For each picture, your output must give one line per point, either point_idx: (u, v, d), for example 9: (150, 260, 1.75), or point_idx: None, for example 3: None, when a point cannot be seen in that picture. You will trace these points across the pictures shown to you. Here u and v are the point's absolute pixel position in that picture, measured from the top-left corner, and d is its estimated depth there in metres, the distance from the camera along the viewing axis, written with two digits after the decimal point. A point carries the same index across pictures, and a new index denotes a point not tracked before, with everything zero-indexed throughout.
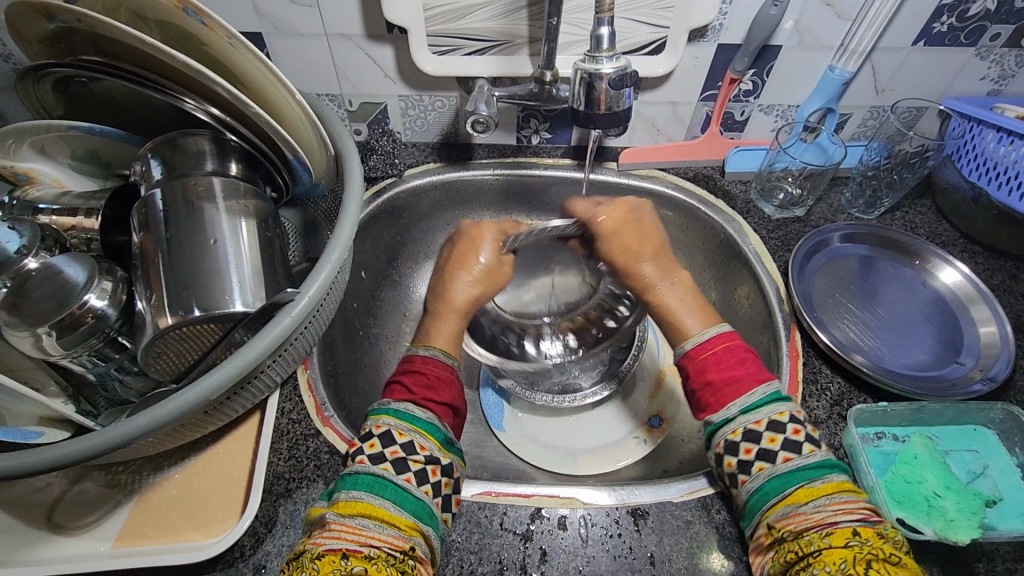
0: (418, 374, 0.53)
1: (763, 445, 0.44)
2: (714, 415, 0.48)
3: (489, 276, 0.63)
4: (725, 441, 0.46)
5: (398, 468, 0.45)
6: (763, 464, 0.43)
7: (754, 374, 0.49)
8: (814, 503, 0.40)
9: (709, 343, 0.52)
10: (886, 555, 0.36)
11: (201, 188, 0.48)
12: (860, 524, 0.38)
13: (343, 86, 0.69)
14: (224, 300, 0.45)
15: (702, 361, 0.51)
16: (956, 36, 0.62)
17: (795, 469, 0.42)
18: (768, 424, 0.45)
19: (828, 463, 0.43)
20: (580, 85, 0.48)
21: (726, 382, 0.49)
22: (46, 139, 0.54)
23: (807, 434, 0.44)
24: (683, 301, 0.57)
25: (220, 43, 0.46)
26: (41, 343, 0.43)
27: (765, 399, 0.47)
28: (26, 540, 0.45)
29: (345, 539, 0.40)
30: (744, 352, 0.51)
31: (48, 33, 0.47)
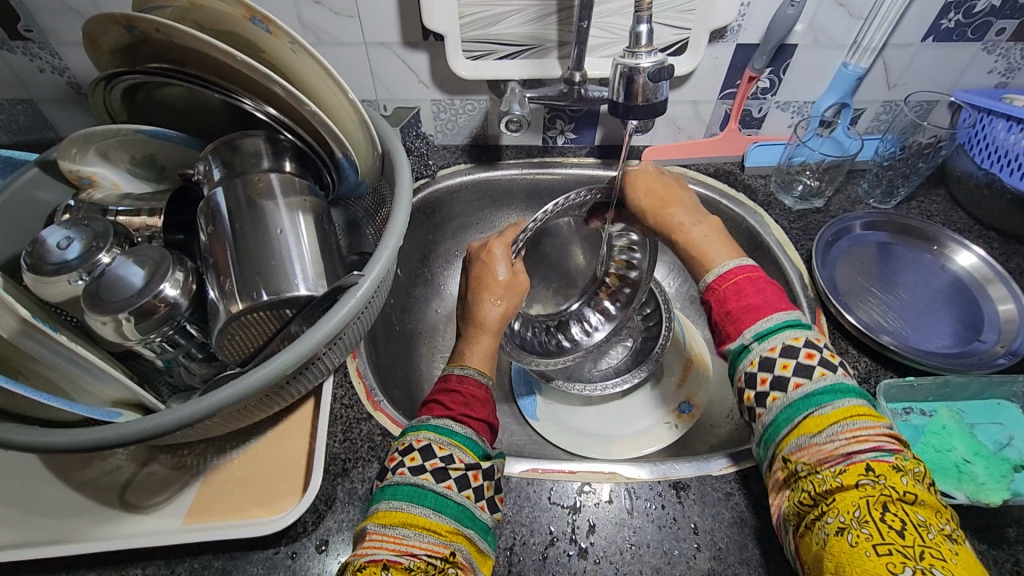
0: (453, 393, 0.50)
1: (776, 372, 0.43)
2: (732, 342, 0.46)
3: (512, 287, 0.59)
4: (746, 373, 0.45)
5: (438, 476, 0.43)
6: (778, 395, 0.42)
7: (774, 302, 0.46)
8: (828, 432, 0.39)
9: (730, 273, 0.49)
10: (903, 495, 0.36)
11: (262, 186, 0.51)
12: (874, 458, 0.38)
13: (379, 92, 0.73)
14: (289, 286, 0.48)
15: (724, 291, 0.49)
16: (964, 31, 0.65)
17: (805, 396, 0.41)
18: (781, 350, 0.43)
19: (843, 386, 0.41)
20: (621, 80, 0.51)
21: (746, 311, 0.47)
22: (110, 145, 0.57)
23: (822, 358, 0.42)
24: (705, 236, 0.54)
25: (281, 48, 0.49)
26: (120, 329, 0.46)
27: (781, 325, 0.45)
28: (101, 518, 0.48)
29: (386, 549, 0.40)
30: (767, 282, 0.48)
31: (121, 43, 0.51)
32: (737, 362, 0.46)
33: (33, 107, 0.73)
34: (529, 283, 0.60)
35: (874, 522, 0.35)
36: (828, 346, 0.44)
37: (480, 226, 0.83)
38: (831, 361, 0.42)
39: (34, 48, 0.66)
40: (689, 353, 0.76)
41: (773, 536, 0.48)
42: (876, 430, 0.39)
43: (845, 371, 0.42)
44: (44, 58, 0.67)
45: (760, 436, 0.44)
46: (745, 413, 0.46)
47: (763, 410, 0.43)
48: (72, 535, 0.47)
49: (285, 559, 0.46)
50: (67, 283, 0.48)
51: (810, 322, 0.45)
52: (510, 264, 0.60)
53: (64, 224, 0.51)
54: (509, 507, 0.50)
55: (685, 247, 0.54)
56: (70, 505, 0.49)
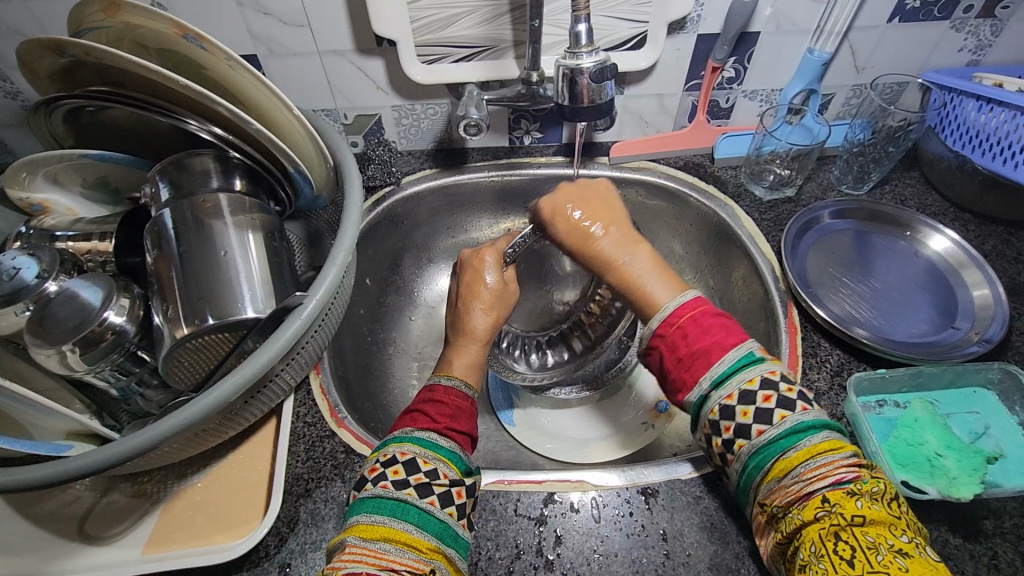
0: (440, 404, 0.48)
1: (738, 420, 0.41)
2: (689, 394, 0.44)
3: (503, 297, 0.58)
4: (708, 422, 0.43)
5: (421, 492, 0.42)
6: (743, 441, 0.41)
7: (724, 340, 0.44)
8: (791, 474, 0.38)
9: (677, 314, 0.46)
10: (853, 521, 0.35)
11: (209, 206, 0.50)
12: (829, 489, 0.36)
13: (337, 100, 0.71)
14: (237, 308, 0.47)
15: (671, 337, 0.46)
16: (930, 10, 0.63)
17: (768, 443, 0.40)
18: (739, 397, 0.42)
19: (802, 425, 0.39)
20: (564, 81, 0.49)
21: (697, 357, 0.44)
22: (58, 169, 0.56)
23: (779, 398, 0.41)
24: (648, 272, 0.51)
25: (218, 65, 0.48)
26: (66, 360, 0.46)
27: (735, 366, 0.43)
28: (61, 552, 0.47)
29: (365, 563, 0.38)
30: (716, 317, 0.46)
31: (58, 66, 0.50)
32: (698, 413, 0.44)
33: None
34: (518, 292, 0.59)
35: (829, 556, 0.34)
36: (784, 379, 0.42)
37: (451, 230, 0.82)
38: (789, 399, 0.41)
39: None
40: None
41: (744, 538, 0.47)
42: (834, 459, 0.37)
43: (804, 406, 0.40)
44: None
45: (738, 483, 0.42)
46: (716, 456, 0.44)
47: (734, 457, 0.42)
48: (32, 570, 0.46)
49: None
50: (14, 314, 0.47)
51: (761, 354, 0.43)
52: (501, 270, 0.59)
53: (16, 251, 0.51)
54: (475, 521, 0.49)
55: (624, 284, 0.52)
56: (27, 539, 0.48)
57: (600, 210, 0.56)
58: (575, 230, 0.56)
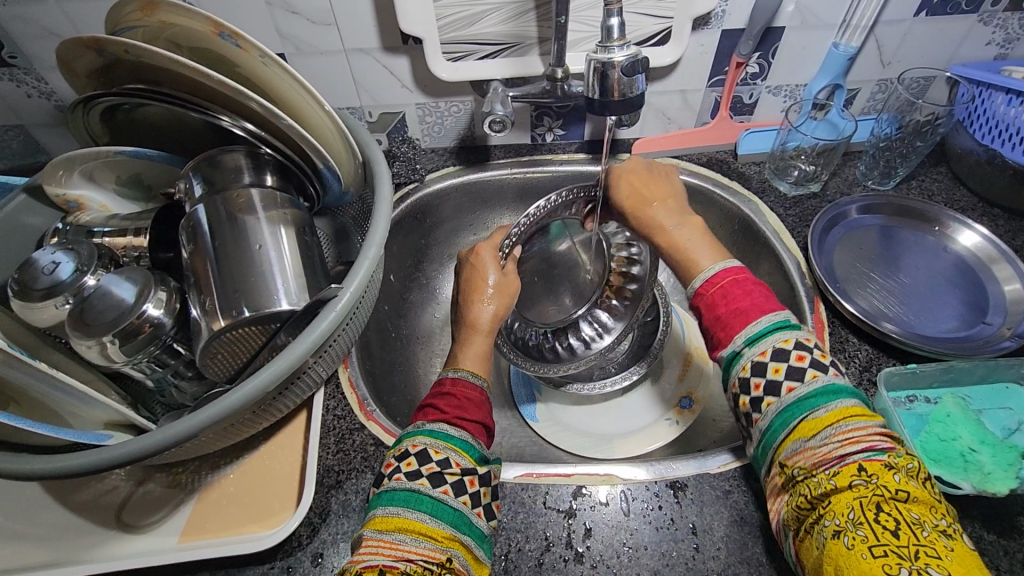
0: (448, 396, 0.49)
1: (769, 377, 0.42)
2: (724, 350, 0.45)
3: (504, 290, 0.59)
4: (739, 379, 0.43)
5: (434, 481, 0.43)
6: (772, 399, 0.41)
7: (762, 304, 0.45)
8: (822, 435, 0.38)
9: (718, 276, 0.48)
10: (896, 494, 0.35)
11: (242, 201, 0.51)
12: (867, 458, 0.36)
13: (363, 98, 0.72)
14: (271, 301, 0.47)
15: (712, 295, 0.47)
16: (958, 3, 0.63)
17: (798, 400, 0.40)
18: (773, 354, 0.42)
19: (834, 387, 0.40)
20: (594, 75, 0.50)
21: (735, 315, 0.45)
22: (94, 166, 0.57)
23: (813, 359, 0.41)
24: (689, 238, 0.53)
25: (253, 63, 0.49)
26: (106, 351, 0.47)
27: (770, 327, 0.44)
28: (99, 539, 0.48)
29: (382, 554, 0.39)
30: (757, 283, 0.47)
31: (95, 65, 0.51)
32: (729, 370, 0.45)
33: (24, 132, 0.73)
34: (519, 284, 0.60)
35: (870, 525, 0.34)
36: (818, 346, 0.43)
37: (473, 227, 0.82)
38: (822, 362, 0.41)
39: (19, 74, 0.66)
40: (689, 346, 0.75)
41: (774, 533, 0.47)
42: (869, 427, 0.37)
43: (836, 371, 0.41)
44: (30, 83, 0.67)
45: (757, 443, 0.43)
46: (741, 417, 0.44)
47: (759, 415, 0.42)
48: (73, 557, 0.47)
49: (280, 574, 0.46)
50: (54, 307, 0.48)
51: (798, 322, 0.44)
52: (500, 265, 0.60)
53: (55, 246, 0.52)
54: (504, 514, 0.50)
55: (668, 248, 0.54)
56: (66, 527, 0.49)
57: (655, 184, 0.59)
58: (633, 197, 0.58)
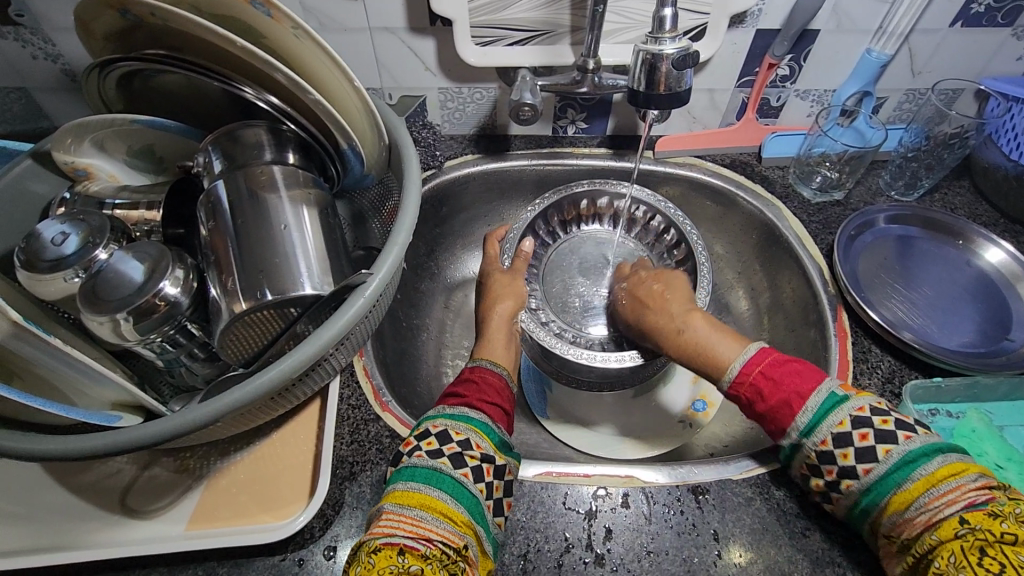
0: (469, 383, 0.52)
1: (839, 463, 0.42)
2: (783, 441, 0.45)
3: (515, 290, 0.64)
4: (806, 465, 0.44)
5: (455, 463, 0.43)
6: (850, 481, 0.41)
7: (801, 387, 0.44)
8: (915, 505, 0.38)
9: (745, 370, 0.47)
10: (1003, 539, 0.34)
11: (265, 178, 0.49)
12: (966, 509, 0.36)
13: (384, 79, 0.70)
14: (295, 284, 0.46)
15: (748, 395, 0.47)
16: (996, 16, 0.62)
17: (880, 479, 0.40)
18: (834, 442, 0.42)
19: (910, 454, 0.39)
20: (643, 67, 0.50)
21: (780, 408, 0.45)
22: (106, 135, 0.55)
23: (877, 433, 0.41)
24: (708, 331, 0.52)
25: (283, 34, 0.47)
26: (118, 329, 0.45)
27: (820, 412, 0.43)
28: (102, 524, 0.46)
29: (402, 530, 0.37)
30: (787, 363, 0.46)
31: (115, 28, 0.49)
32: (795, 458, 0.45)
33: (26, 96, 0.70)
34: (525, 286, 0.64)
35: (972, 568, 0.34)
36: (875, 412, 0.42)
37: (488, 219, 0.81)
38: (887, 431, 0.41)
39: (26, 33, 0.63)
40: None
41: (798, 542, 0.47)
42: (961, 482, 0.37)
43: (907, 433, 0.41)
44: (36, 44, 0.64)
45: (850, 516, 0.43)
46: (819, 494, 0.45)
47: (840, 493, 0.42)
48: (75, 542, 0.45)
49: (293, 566, 0.45)
50: (63, 280, 0.46)
51: (844, 393, 0.43)
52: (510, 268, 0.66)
53: (63, 217, 0.49)
54: (522, 513, 0.49)
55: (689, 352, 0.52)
56: (68, 509, 0.47)
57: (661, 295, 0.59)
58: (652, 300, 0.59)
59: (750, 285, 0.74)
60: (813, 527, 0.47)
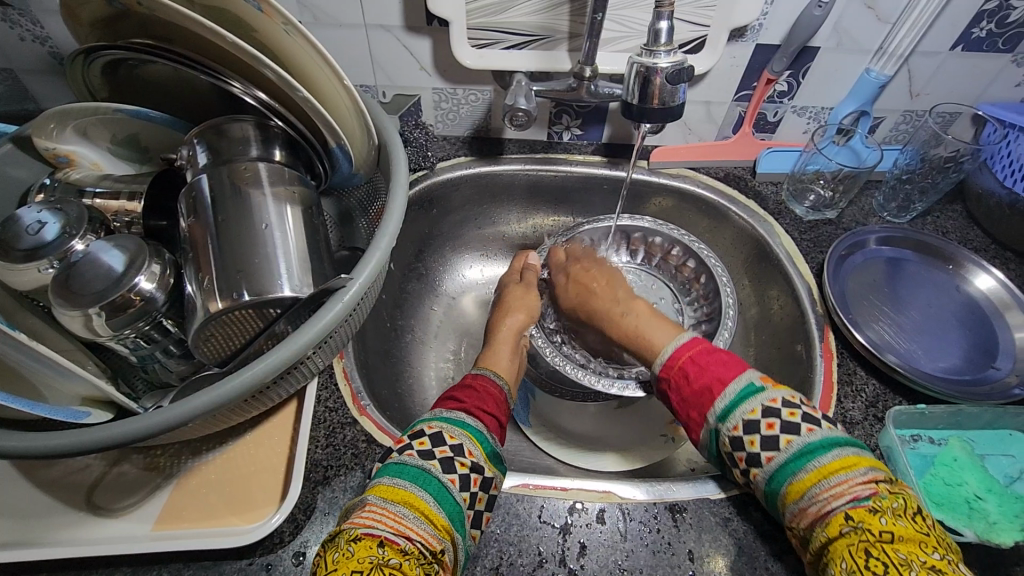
0: (469, 389, 0.51)
1: (747, 449, 0.43)
2: (702, 429, 0.47)
3: (529, 302, 0.65)
4: (725, 453, 0.45)
5: (444, 466, 0.42)
6: (757, 470, 0.43)
7: (723, 374, 0.47)
8: (808, 495, 0.39)
9: (675, 355, 0.51)
10: (882, 536, 0.35)
11: (249, 174, 0.48)
12: (851, 506, 0.37)
13: (378, 76, 0.69)
14: (274, 285, 0.45)
15: (674, 378, 0.50)
16: (995, 42, 0.62)
17: (779, 467, 0.41)
18: (744, 427, 0.44)
19: (809, 447, 0.41)
20: (637, 78, 0.49)
21: (699, 393, 0.48)
22: (90, 122, 0.54)
23: (783, 424, 0.43)
24: (647, 322, 0.57)
25: (274, 29, 0.45)
26: (90, 323, 0.44)
27: (736, 399, 0.45)
28: (66, 521, 0.45)
29: (385, 524, 0.37)
30: (715, 352, 0.49)
31: (101, 14, 0.48)
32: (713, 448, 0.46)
33: (12, 77, 0.69)
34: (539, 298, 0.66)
35: (858, 568, 0.35)
36: (787, 403, 0.44)
37: (479, 222, 0.80)
38: (792, 422, 0.42)
39: (12, 14, 0.61)
40: None
41: (773, 566, 0.46)
42: (849, 477, 0.39)
43: (811, 426, 0.42)
44: (24, 26, 0.63)
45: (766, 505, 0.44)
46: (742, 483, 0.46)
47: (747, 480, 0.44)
48: (36, 538, 0.44)
49: (260, 571, 0.44)
50: (37, 270, 0.45)
51: (761, 384, 0.46)
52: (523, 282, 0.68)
53: (40, 205, 0.48)
54: (496, 525, 0.48)
55: (630, 337, 0.57)
56: (33, 503, 0.46)
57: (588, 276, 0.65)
58: (578, 288, 0.64)
59: (741, 301, 0.73)
60: (789, 551, 0.47)
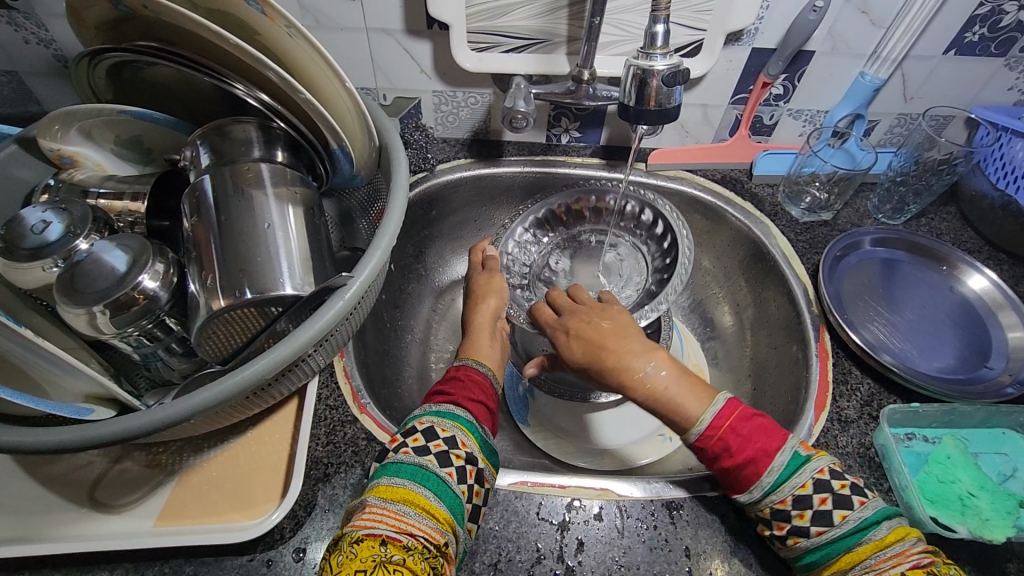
0: (456, 380, 0.52)
1: (794, 522, 0.41)
2: (739, 495, 0.44)
3: (496, 286, 0.63)
4: (759, 517, 0.44)
5: (441, 461, 0.43)
6: (799, 538, 0.41)
7: (768, 445, 0.43)
8: (860, 566, 0.38)
9: (716, 423, 0.44)
10: None
11: (251, 174, 0.48)
12: (909, 569, 0.37)
13: (379, 79, 0.70)
14: (276, 283, 0.45)
15: (712, 448, 0.44)
16: (987, 46, 0.63)
17: (830, 541, 0.40)
18: (793, 502, 0.42)
19: (864, 521, 0.40)
20: (634, 81, 0.50)
21: (744, 465, 0.43)
22: (94, 124, 0.55)
23: (835, 497, 0.41)
24: (673, 386, 0.47)
25: (276, 32, 0.46)
26: (94, 321, 0.45)
27: (786, 471, 0.43)
28: (69, 517, 0.46)
29: (386, 522, 0.38)
30: (757, 419, 0.44)
31: (106, 17, 0.49)
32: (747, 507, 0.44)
33: (17, 80, 0.69)
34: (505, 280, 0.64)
35: None
36: (835, 475, 0.42)
37: (478, 223, 0.81)
38: (843, 495, 0.41)
39: (18, 18, 0.62)
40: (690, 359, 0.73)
41: (769, 562, 0.47)
42: (905, 546, 0.38)
43: (861, 499, 0.41)
44: (30, 29, 0.64)
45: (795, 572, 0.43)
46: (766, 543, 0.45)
47: (784, 546, 0.42)
48: (39, 534, 0.45)
49: (260, 567, 0.44)
50: (41, 270, 0.46)
51: (806, 452, 0.44)
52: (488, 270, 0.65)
53: (45, 205, 0.49)
54: (495, 522, 0.48)
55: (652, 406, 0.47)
56: (36, 500, 0.47)
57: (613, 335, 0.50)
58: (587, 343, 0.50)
59: (738, 301, 0.74)
60: None
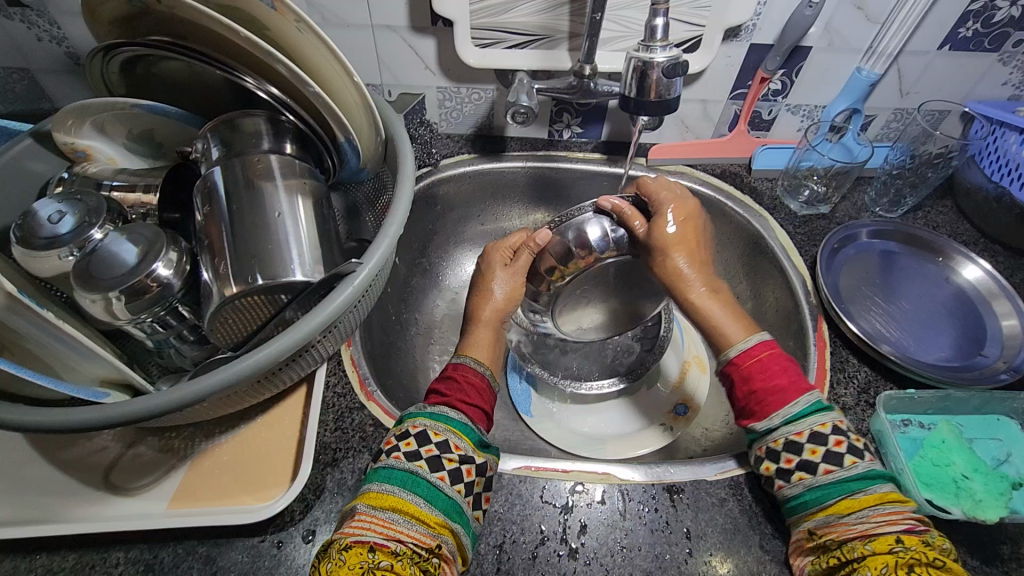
0: (451, 382, 0.53)
1: (803, 456, 0.45)
2: (756, 423, 0.48)
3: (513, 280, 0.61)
4: (767, 450, 0.47)
5: (432, 466, 0.44)
6: (803, 475, 0.44)
7: (796, 381, 0.48)
8: (858, 514, 0.41)
9: (753, 350, 0.51)
10: (933, 560, 0.37)
11: (261, 166, 0.50)
12: (904, 532, 0.39)
13: (384, 75, 0.71)
14: (286, 270, 0.47)
15: (746, 369, 0.50)
16: (981, 41, 0.64)
17: (835, 483, 0.43)
18: (809, 436, 0.45)
19: (870, 473, 0.43)
20: (634, 74, 0.51)
21: (772, 392, 0.48)
22: (107, 118, 0.56)
23: (850, 445, 0.44)
24: (724, 313, 0.55)
25: (286, 27, 0.47)
26: (110, 307, 0.46)
27: (809, 408, 0.47)
28: (84, 499, 0.47)
29: (375, 530, 0.39)
30: (786, 362, 0.50)
31: (121, 13, 0.50)
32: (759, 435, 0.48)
33: (29, 77, 0.71)
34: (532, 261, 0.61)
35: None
36: (851, 428, 0.46)
37: (481, 218, 0.82)
38: (858, 447, 0.44)
39: (31, 15, 0.64)
40: (687, 355, 0.76)
41: (767, 543, 0.48)
42: (903, 510, 0.41)
43: (870, 456, 0.44)
44: (42, 27, 0.65)
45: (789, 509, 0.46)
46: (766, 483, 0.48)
47: (785, 485, 0.45)
48: (56, 515, 0.46)
49: (271, 548, 0.45)
50: (57, 258, 0.47)
51: (828, 403, 0.47)
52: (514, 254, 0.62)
53: (60, 196, 0.50)
54: (500, 505, 0.50)
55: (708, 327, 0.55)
56: (53, 483, 0.48)
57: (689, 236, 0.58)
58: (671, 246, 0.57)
59: (737, 294, 0.75)
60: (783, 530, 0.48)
